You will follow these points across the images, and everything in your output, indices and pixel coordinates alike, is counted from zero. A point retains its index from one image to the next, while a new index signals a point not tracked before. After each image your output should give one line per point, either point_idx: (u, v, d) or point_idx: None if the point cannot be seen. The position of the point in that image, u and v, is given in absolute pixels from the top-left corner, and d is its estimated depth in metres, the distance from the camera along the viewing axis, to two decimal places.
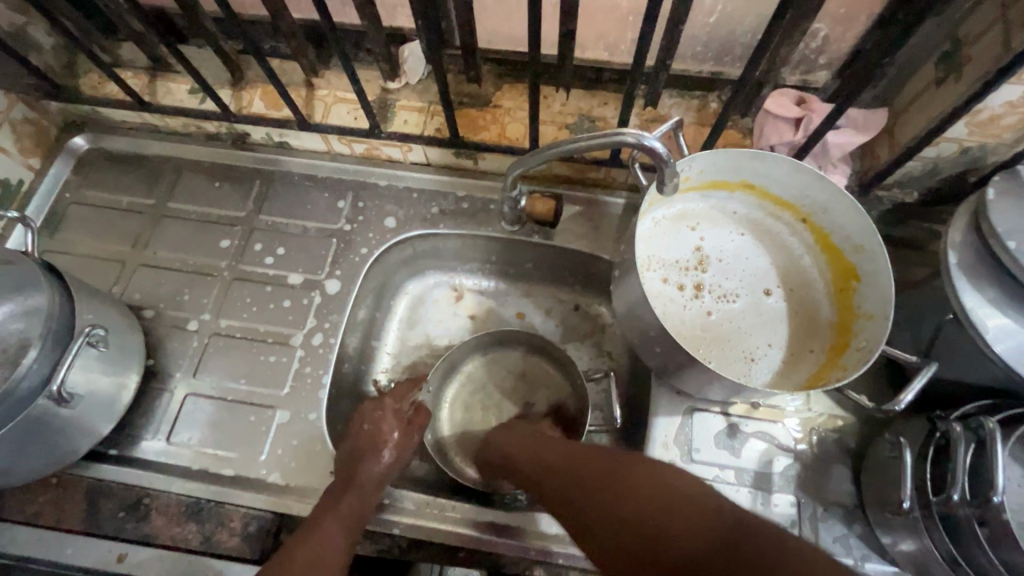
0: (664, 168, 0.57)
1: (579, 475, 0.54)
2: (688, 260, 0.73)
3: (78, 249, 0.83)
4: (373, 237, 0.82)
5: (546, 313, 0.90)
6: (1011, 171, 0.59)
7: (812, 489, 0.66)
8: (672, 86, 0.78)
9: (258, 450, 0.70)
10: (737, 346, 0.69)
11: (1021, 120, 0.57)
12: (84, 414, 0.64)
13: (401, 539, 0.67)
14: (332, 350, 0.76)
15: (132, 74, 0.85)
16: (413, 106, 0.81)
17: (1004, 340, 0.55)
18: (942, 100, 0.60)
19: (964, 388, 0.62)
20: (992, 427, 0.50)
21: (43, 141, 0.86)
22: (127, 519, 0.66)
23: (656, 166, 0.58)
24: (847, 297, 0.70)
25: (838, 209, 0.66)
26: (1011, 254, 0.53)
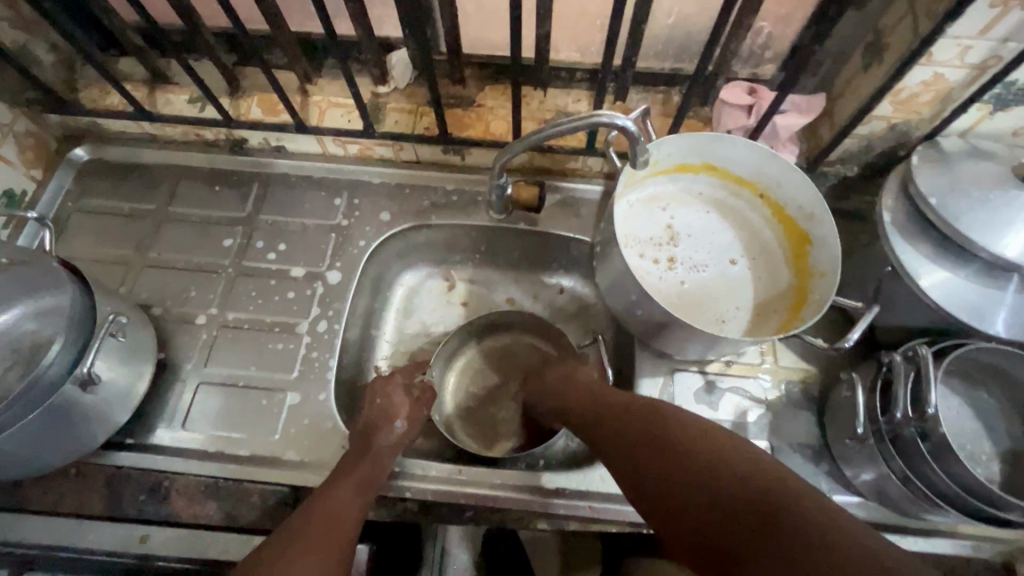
0: (636, 146, 0.66)
1: (622, 418, 0.61)
2: (661, 236, 0.81)
3: (83, 254, 0.86)
4: (369, 230, 0.88)
5: (534, 297, 0.97)
6: (930, 142, 0.68)
7: (782, 433, 0.74)
8: (638, 82, 0.86)
9: (272, 431, 0.74)
10: (709, 310, 0.77)
11: (935, 97, 0.67)
12: (105, 402, 0.68)
13: (412, 505, 0.73)
14: (337, 336, 0.81)
15: (132, 86, 0.89)
16: (403, 108, 0.87)
17: (934, 285, 0.63)
18: (869, 83, 0.69)
19: (906, 333, 0.70)
20: (925, 352, 0.58)
21: (44, 152, 0.90)
22: (148, 501, 0.70)
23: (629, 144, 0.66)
24: (802, 261, 0.78)
25: (789, 182, 0.74)
26: (933, 208, 0.62)
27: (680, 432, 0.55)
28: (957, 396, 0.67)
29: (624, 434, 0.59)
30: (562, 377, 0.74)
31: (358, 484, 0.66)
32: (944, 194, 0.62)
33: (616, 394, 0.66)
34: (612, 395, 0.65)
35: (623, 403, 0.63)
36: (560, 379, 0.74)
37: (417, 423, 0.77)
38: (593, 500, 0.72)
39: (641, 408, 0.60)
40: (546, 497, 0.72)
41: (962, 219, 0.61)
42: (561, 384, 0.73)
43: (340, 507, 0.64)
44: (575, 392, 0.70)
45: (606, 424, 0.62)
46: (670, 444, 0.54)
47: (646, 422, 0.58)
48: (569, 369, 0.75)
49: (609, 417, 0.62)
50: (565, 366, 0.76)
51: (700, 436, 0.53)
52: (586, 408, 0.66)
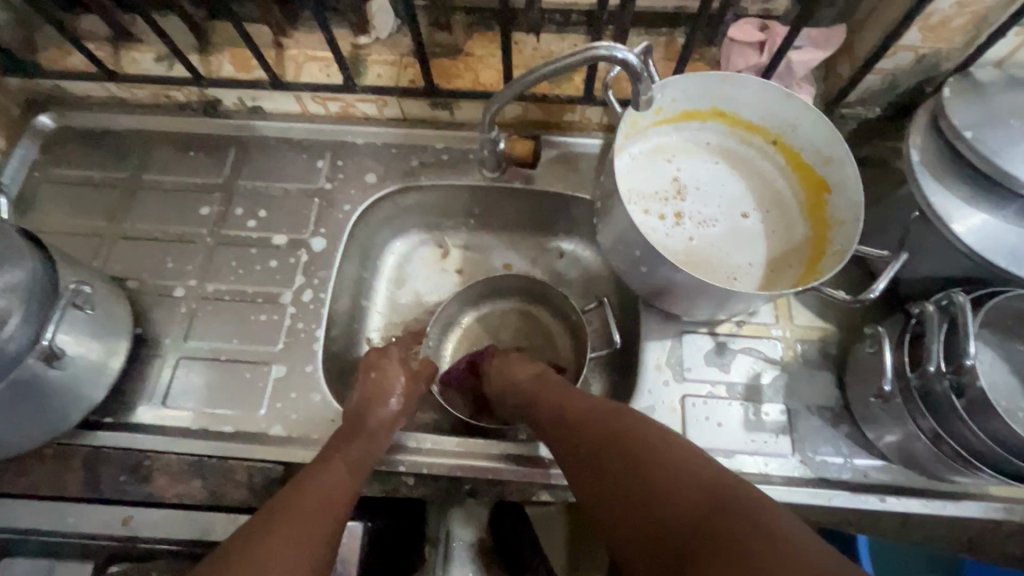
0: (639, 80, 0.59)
1: (586, 420, 0.59)
2: (667, 190, 0.75)
3: (52, 226, 0.81)
4: (355, 193, 0.82)
5: (532, 262, 0.92)
6: (963, 72, 0.62)
7: (800, 396, 0.69)
8: (640, 23, 0.79)
9: (258, 406, 0.70)
10: (720, 268, 0.71)
11: (969, 20, 0.60)
12: (76, 379, 0.64)
13: (407, 478, 0.69)
14: (323, 305, 0.76)
15: (94, 46, 0.82)
16: (385, 60, 0.81)
17: (968, 230, 0.57)
18: (895, 7, 0.62)
19: (934, 283, 0.65)
20: (963, 300, 0.52)
21: (7, 120, 0.84)
22: (129, 482, 0.66)
23: (631, 80, 0.59)
24: (820, 211, 0.72)
25: (805, 124, 0.68)
26: (969, 142, 0.56)
27: (641, 439, 0.52)
28: (992, 349, 0.62)
29: (582, 443, 0.57)
30: (520, 378, 0.72)
31: (350, 466, 0.62)
32: (980, 126, 0.56)
33: (581, 395, 0.63)
34: (576, 399, 0.62)
35: (589, 405, 0.61)
36: (518, 380, 0.72)
37: (413, 399, 0.73)
38: None
39: (604, 412, 0.58)
40: (549, 468, 0.68)
41: (1002, 152, 0.55)
42: (518, 386, 0.71)
43: (328, 488, 0.59)
44: (545, 391, 0.67)
45: (570, 426, 0.60)
46: (633, 442, 0.52)
47: (612, 426, 0.56)
48: (527, 372, 0.72)
49: (575, 420, 0.60)
50: (519, 366, 0.74)
51: (666, 447, 0.51)
52: (552, 409, 0.64)
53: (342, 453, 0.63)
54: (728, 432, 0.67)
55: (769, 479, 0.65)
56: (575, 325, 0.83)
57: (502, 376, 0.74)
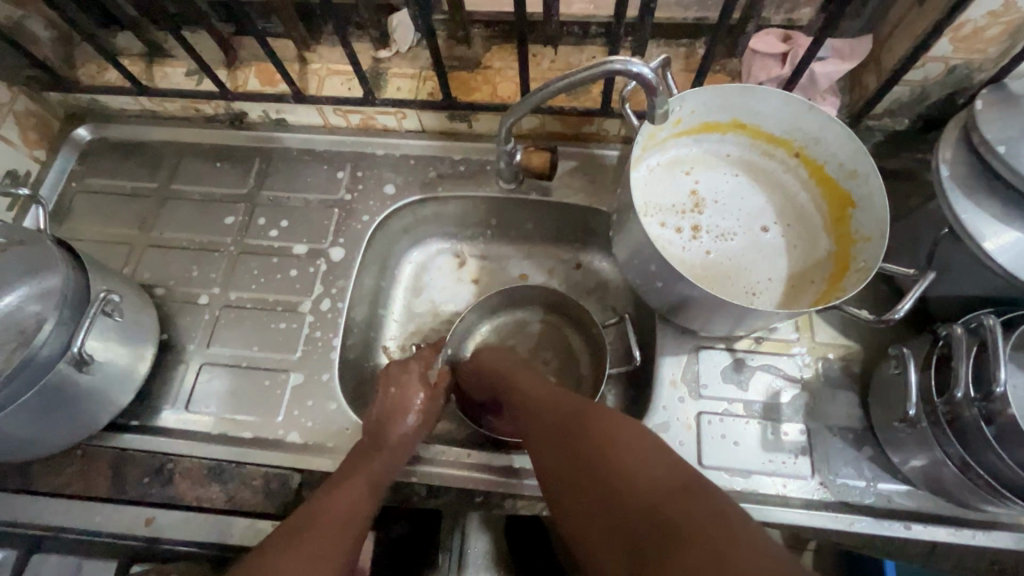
0: (655, 96, 0.58)
1: (554, 417, 0.57)
2: (684, 203, 0.75)
3: (87, 234, 0.84)
4: (374, 204, 0.84)
5: (549, 273, 0.91)
6: (998, 84, 0.60)
7: (821, 416, 0.67)
8: (659, 35, 0.78)
9: (276, 412, 0.72)
10: (738, 283, 0.70)
11: (1003, 30, 0.58)
12: (105, 383, 0.66)
13: (419, 489, 0.70)
14: (341, 314, 0.77)
15: (129, 62, 0.86)
16: (405, 73, 0.82)
17: (1002, 249, 0.55)
18: (924, 17, 0.60)
19: (965, 303, 0.63)
20: (993, 323, 0.50)
21: (47, 133, 0.88)
22: (152, 484, 0.68)
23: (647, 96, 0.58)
24: (844, 225, 0.70)
25: (828, 136, 0.66)
26: (1002, 158, 0.54)
27: (601, 438, 0.51)
28: None
29: (546, 432, 0.56)
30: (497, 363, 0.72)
31: (375, 481, 0.64)
32: (1015, 141, 0.54)
33: (556, 390, 0.62)
34: (554, 394, 0.61)
35: (559, 400, 0.59)
36: (495, 365, 0.72)
37: (431, 414, 0.73)
38: None
39: (572, 407, 0.57)
40: None
41: None
42: (498, 370, 0.71)
43: (352, 504, 0.61)
44: (527, 379, 0.66)
45: (540, 422, 0.58)
46: (590, 432, 0.52)
47: (577, 423, 0.54)
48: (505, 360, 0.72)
49: (547, 416, 0.58)
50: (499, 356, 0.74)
51: (622, 440, 0.50)
52: (527, 400, 0.63)
53: (368, 468, 0.64)
54: (745, 451, 0.66)
55: (788, 501, 0.64)
56: (596, 340, 0.83)
57: (482, 360, 0.74)
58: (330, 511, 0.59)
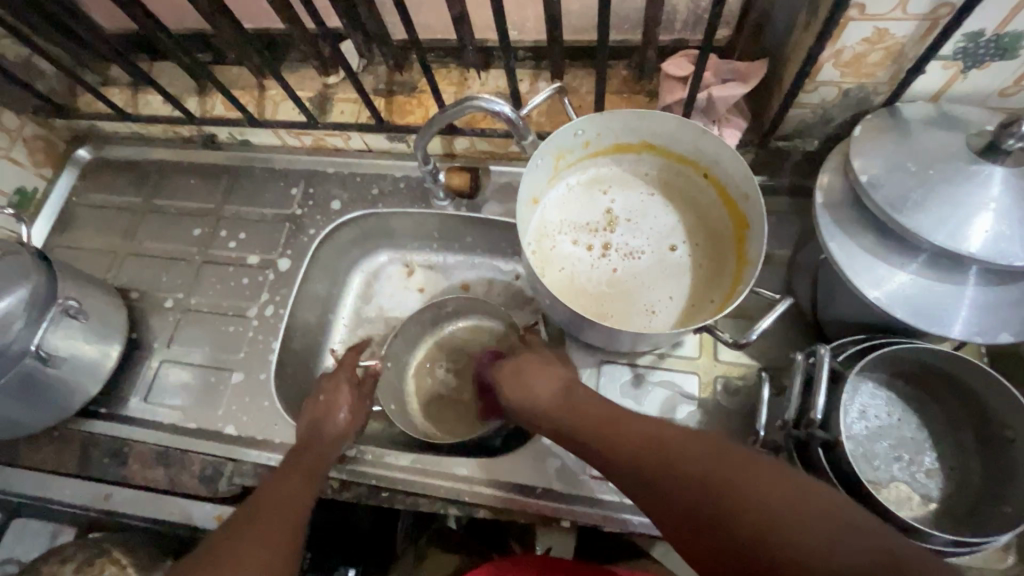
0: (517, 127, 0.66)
1: (648, 460, 0.47)
2: (598, 221, 0.77)
3: (82, 243, 0.96)
4: (321, 218, 0.91)
5: (489, 283, 0.95)
6: (888, 109, 0.59)
7: (712, 433, 0.69)
8: (580, 58, 0.81)
9: (217, 406, 0.81)
10: (639, 301, 0.73)
11: (885, 56, 0.57)
12: (73, 374, 0.77)
13: (333, 482, 0.74)
14: (282, 320, 0.85)
15: (118, 90, 0.97)
16: (349, 98, 0.89)
17: (867, 278, 0.56)
18: (807, 43, 0.60)
19: (852, 327, 0.63)
20: (822, 351, 0.51)
21: (53, 154, 1.00)
22: (110, 464, 0.78)
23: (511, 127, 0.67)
24: (745, 247, 0.71)
25: (724, 159, 0.68)
26: (864, 187, 0.55)
27: (734, 496, 0.41)
28: (909, 402, 0.58)
29: (646, 473, 0.47)
30: (528, 389, 0.63)
31: (306, 476, 0.67)
32: (879, 170, 0.55)
33: (620, 417, 0.52)
34: (640, 423, 0.51)
35: (636, 440, 0.49)
36: (523, 391, 0.63)
37: (360, 413, 0.77)
38: (497, 490, 0.70)
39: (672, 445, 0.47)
40: (456, 485, 0.71)
41: (896, 200, 0.53)
42: (527, 398, 0.62)
43: (286, 501, 0.62)
44: (568, 405, 0.58)
45: (626, 466, 0.48)
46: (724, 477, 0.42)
47: (696, 471, 0.44)
48: (544, 377, 0.63)
49: (637, 470, 0.47)
50: (537, 371, 0.64)
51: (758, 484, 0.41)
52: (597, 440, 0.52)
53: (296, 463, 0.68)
54: None
55: None
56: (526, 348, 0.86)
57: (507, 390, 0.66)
58: (266, 509, 0.61)
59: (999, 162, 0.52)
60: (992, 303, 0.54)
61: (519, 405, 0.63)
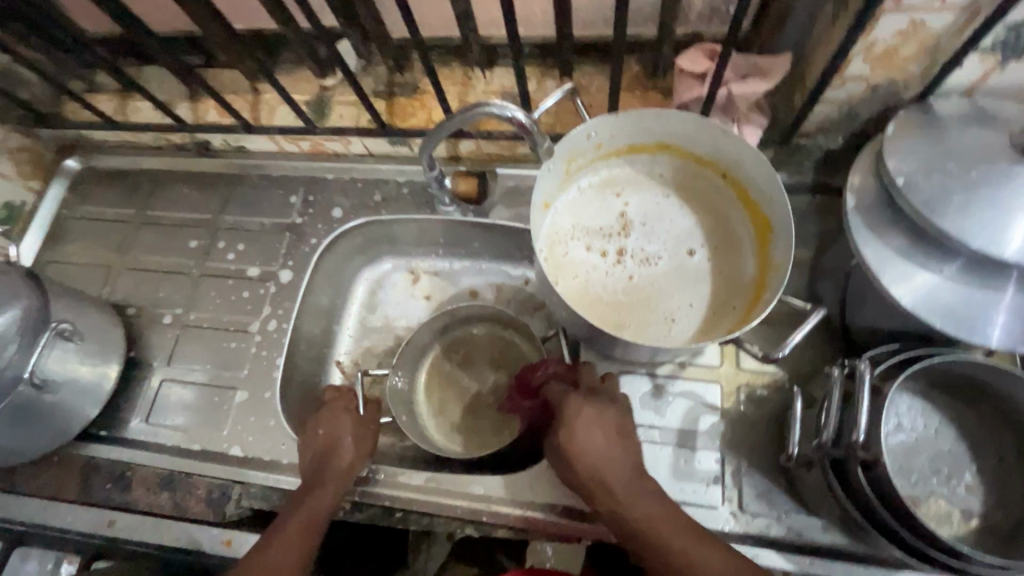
0: (531, 133, 0.62)
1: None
2: (611, 226, 0.74)
3: (74, 258, 0.93)
4: (322, 227, 0.88)
5: (497, 289, 0.92)
6: (921, 105, 0.56)
7: (736, 444, 0.66)
8: (589, 54, 0.78)
9: (222, 427, 0.78)
10: (657, 309, 0.70)
11: (919, 49, 0.54)
12: (71, 398, 0.74)
13: (345, 504, 0.71)
14: (285, 335, 0.82)
15: (105, 97, 0.93)
16: (348, 101, 0.85)
17: (903, 286, 0.53)
18: (835, 37, 0.57)
19: (883, 334, 0.60)
20: (862, 367, 0.48)
21: (40, 165, 0.97)
22: (113, 489, 0.76)
23: (523, 133, 0.62)
24: (768, 250, 0.69)
25: (746, 160, 0.65)
26: (900, 189, 0.52)
27: None
28: (945, 412, 0.56)
29: None
30: (603, 454, 0.57)
31: (311, 523, 0.63)
32: (916, 171, 0.52)
33: (677, 530, 0.53)
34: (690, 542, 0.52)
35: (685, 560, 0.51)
36: (597, 454, 0.57)
37: (366, 442, 0.72)
38: (519, 508, 0.68)
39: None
40: (472, 505, 0.68)
41: (936, 203, 0.50)
42: (596, 461, 0.56)
43: (284, 555, 0.60)
44: (632, 488, 0.55)
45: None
46: None
47: None
48: (619, 447, 0.58)
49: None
50: (612, 436, 0.58)
51: None
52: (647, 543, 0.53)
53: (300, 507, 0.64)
54: (657, 479, 0.65)
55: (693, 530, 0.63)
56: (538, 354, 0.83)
57: (576, 437, 0.57)
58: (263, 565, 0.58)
59: None
60: None
61: (578, 461, 0.57)
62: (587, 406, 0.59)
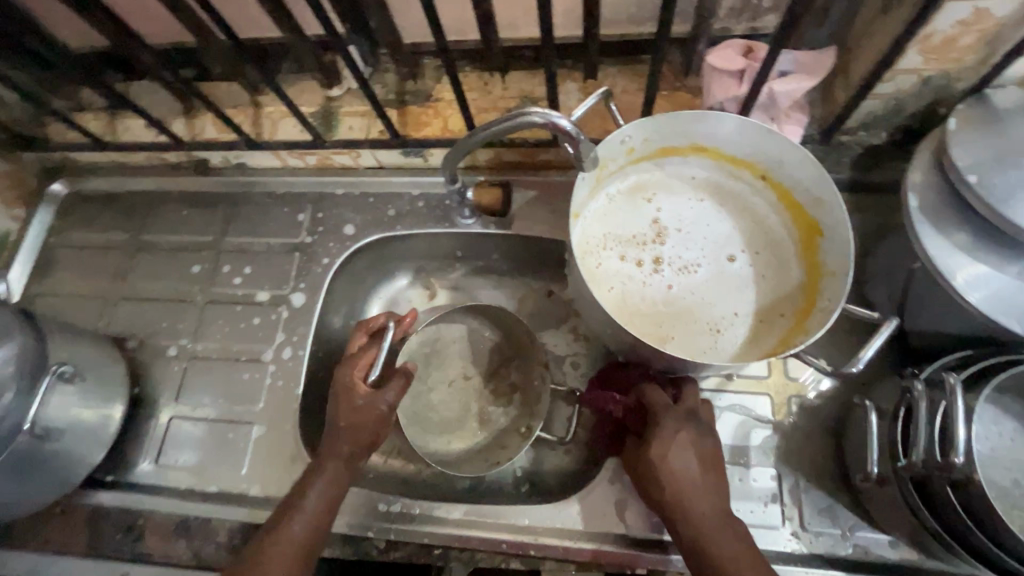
0: (575, 143, 0.56)
1: None
2: (645, 233, 0.70)
3: (66, 290, 0.87)
4: (333, 246, 0.83)
5: (519, 302, 0.87)
6: (979, 97, 0.54)
7: (792, 459, 0.63)
8: (613, 54, 0.74)
9: (240, 465, 0.73)
10: (700, 319, 0.66)
11: (978, 39, 0.51)
12: (73, 445, 0.68)
13: (379, 542, 0.67)
14: (302, 363, 0.77)
15: (92, 116, 0.87)
16: (357, 111, 0.80)
17: (976, 290, 0.51)
18: (887, 29, 0.54)
19: (945, 337, 0.58)
20: (952, 382, 0.45)
21: (24, 191, 0.90)
22: (123, 540, 0.71)
23: (566, 141, 0.57)
24: (813, 254, 0.66)
25: (790, 161, 0.62)
26: (972, 188, 0.49)
27: None
28: (1017, 418, 0.53)
29: None
30: (694, 478, 0.56)
31: (314, 517, 0.59)
32: (987, 168, 0.49)
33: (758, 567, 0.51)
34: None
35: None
36: (687, 477, 0.57)
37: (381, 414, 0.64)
38: (568, 538, 0.64)
39: None
40: (517, 537, 0.64)
41: (1013, 201, 0.47)
42: (684, 481, 0.56)
43: (282, 553, 0.56)
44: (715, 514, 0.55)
45: None
46: None
47: None
48: (710, 477, 0.57)
49: None
50: (705, 462, 0.57)
51: None
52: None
53: (308, 494, 0.60)
54: None
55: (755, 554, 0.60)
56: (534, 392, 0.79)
57: (668, 456, 0.58)
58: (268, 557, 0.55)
59: None
60: None
61: (662, 479, 0.57)
62: (685, 428, 0.59)
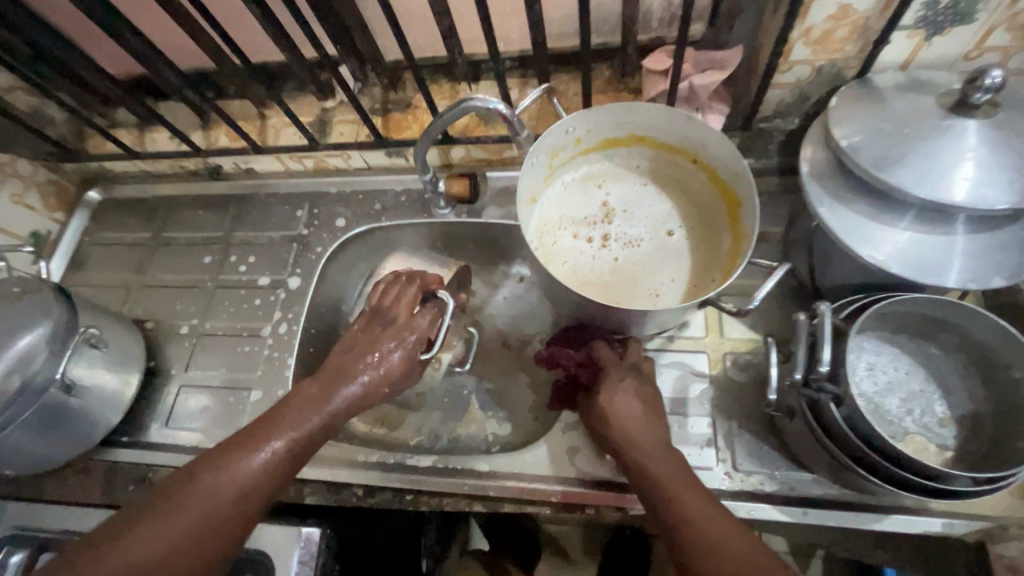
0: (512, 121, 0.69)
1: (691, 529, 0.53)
2: (595, 214, 0.80)
3: (96, 280, 0.99)
4: (326, 236, 0.94)
5: (494, 287, 0.96)
6: (861, 81, 0.63)
7: (726, 407, 0.70)
8: (564, 64, 0.85)
9: (239, 425, 0.82)
10: (642, 286, 0.75)
11: (850, 31, 0.61)
12: (94, 403, 0.78)
13: (358, 489, 0.75)
14: (295, 337, 0.87)
15: (125, 131, 1.01)
16: (347, 119, 0.93)
17: (859, 239, 0.58)
18: (776, 27, 0.64)
19: (849, 290, 0.65)
20: (824, 309, 0.53)
21: (65, 198, 1.04)
22: (136, 491, 0.80)
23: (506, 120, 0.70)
24: (739, 225, 0.74)
25: (710, 142, 0.71)
26: (845, 151, 0.57)
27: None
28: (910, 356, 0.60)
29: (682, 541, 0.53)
30: (636, 416, 0.63)
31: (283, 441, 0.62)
32: (858, 135, 0.58)
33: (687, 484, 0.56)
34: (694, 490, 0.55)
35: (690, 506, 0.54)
36: (630, 415, 0.63)
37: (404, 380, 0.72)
38: (524, 481, 0.71)
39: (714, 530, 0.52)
40: (478, 481, 0.72)
41: (879, 160, 0.56)
42: (627, 420, 0.63)
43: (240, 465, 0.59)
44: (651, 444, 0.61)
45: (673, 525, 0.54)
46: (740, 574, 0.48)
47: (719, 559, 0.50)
48: (653, 417, 0.63)
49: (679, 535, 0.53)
50: (647, 406, 0.64)
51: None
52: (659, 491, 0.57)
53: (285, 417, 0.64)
54: None
55: None
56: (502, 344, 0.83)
57: (613, 398, 0.65)
58: (232, 466, 0.59)
59: (971, 116, 0.55)
60: (981, 251, 0.57)
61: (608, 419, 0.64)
62: (629, 377, 0.66)
